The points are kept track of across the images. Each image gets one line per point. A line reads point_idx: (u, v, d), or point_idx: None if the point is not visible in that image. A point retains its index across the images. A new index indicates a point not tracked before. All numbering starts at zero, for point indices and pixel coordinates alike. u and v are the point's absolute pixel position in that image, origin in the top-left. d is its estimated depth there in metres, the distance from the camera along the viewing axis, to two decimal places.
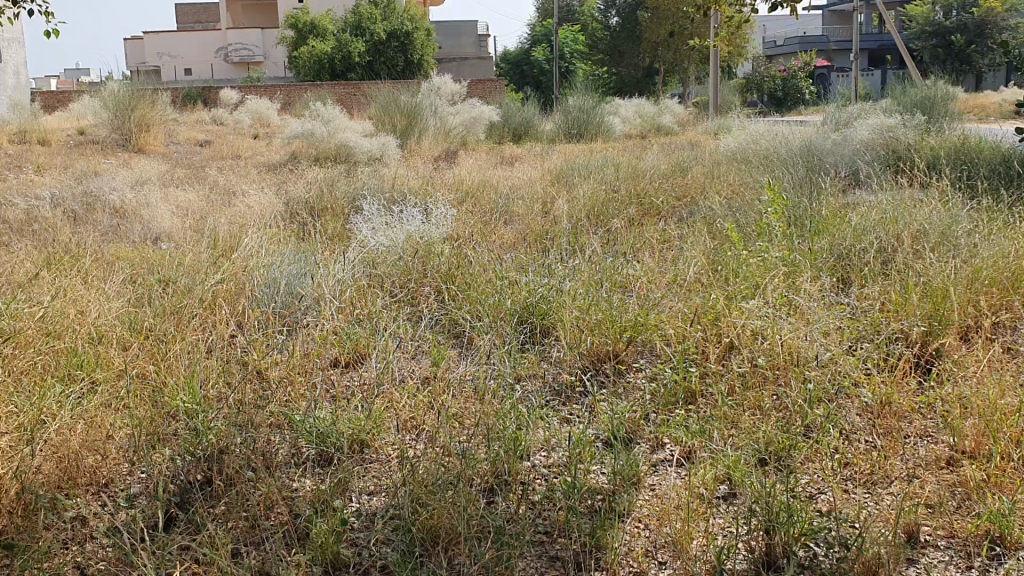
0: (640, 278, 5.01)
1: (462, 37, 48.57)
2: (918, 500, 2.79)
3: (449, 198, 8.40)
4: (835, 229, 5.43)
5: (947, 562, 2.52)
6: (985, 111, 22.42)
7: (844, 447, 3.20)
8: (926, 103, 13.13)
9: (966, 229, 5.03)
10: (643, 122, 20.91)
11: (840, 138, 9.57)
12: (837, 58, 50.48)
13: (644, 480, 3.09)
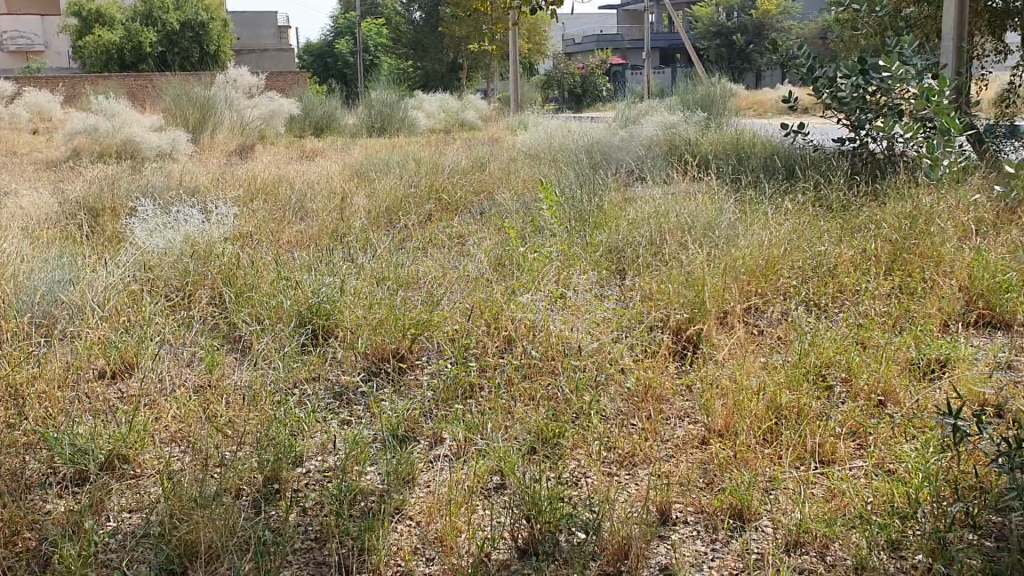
0: (426, 274, 5.00)
1: (262, 29, 47.15)
2: (672, 479, 2.97)
3: (239, 196, 8.12)
4: (614, 223, 5.64)
5: (694, 536, 2.69)
6: (764, 107, 24.12)
7: (609, 431, 3.36)
8: (707, 100, 13.90)
9: (729, 221, 5.37)
10: (446, 117, 21.03)
11: (626, 134, 9.96)
12: (632, 56, 52.69)
13: (418, 477, 3.10)
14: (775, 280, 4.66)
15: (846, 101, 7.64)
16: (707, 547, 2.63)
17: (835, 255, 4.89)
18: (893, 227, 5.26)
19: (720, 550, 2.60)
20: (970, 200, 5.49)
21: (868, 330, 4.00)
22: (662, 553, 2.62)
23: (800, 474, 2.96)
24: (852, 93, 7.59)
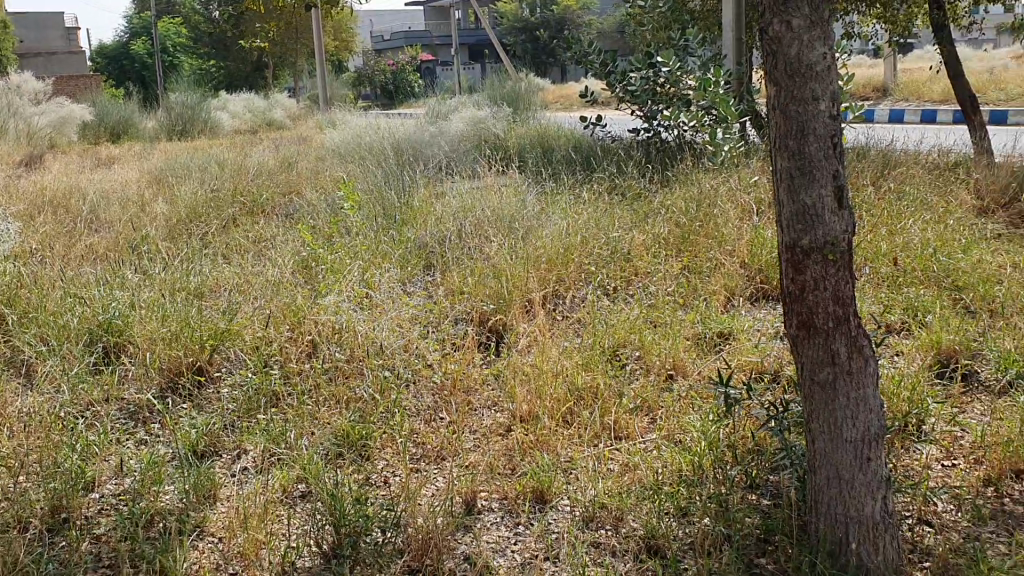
0: (227, 282, 4.85)
1: (48, 31, 44.18)
2: (478, 468, 3.10)
3: (22, 210, 7.57)
4: (421, 219, 5.66)
5: (498, 523, 2.83)
6: (569, 100, 24.79)
7: (417, 427, 3.41)
8: (514, 93, 14.14)
9: (531, 212, 5.51)
10: (252, 117, 20.41)
11: (434, 129, 9.99)
12: (441, 53, 52.91)
13: (219, 491, 3.03)
14: (575, 266, 4.84)
15: (638, 94, 7.95)
16: (510, 532, 2.77)
17: (630, 239, 5.14)
18: (681, 210, 5.55)
19: (522, 534, 2.75)
20: (750, 181, 5.89)
21: (659, 310, 4.27)
22: (465, 542, 2.72)
23: (596, 451, 3.18)
24: (643, 86, 7.92)
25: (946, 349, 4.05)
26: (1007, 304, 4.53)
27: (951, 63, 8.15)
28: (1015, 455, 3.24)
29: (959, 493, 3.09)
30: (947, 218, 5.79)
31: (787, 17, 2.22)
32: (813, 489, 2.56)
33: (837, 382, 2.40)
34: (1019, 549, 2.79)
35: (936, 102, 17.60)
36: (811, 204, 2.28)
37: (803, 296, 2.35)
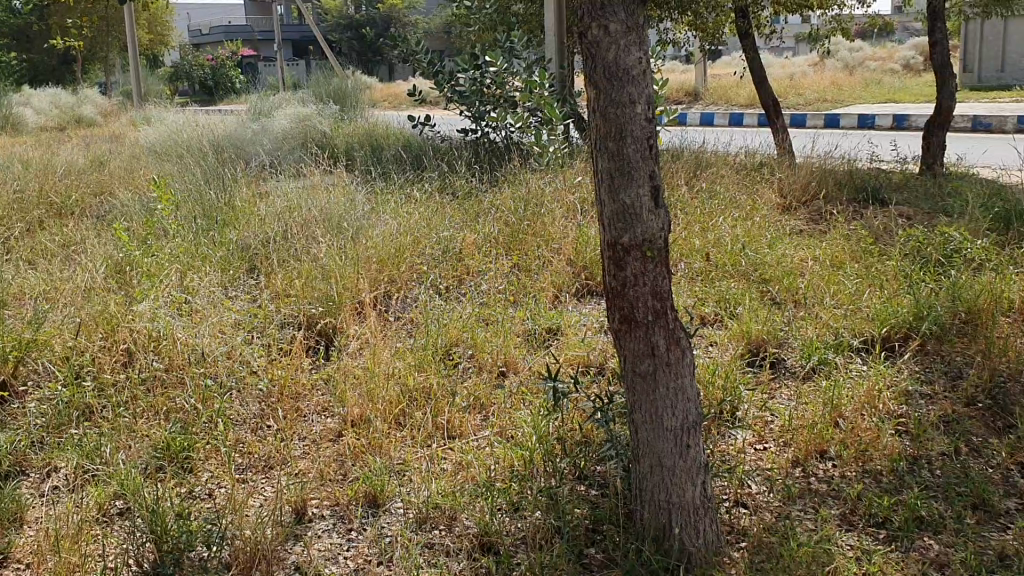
0: (32, 289, 4.53)
1: None
2: (309, 475, 3.05)
3: None
4: (245, 220, 5.46)
5: (329, 530, 2.81)
6: (398, 99, 24.60)
7: (244, 436, 3.32)
8: (341, 90, 13.90)
9: (360, 211, 5.45)
10: (59, 112, 19.14)
11: (257, 127, 9.70)
12: (265, 49, 51.45)
13: (26, 513, 2.84)
14: (405, 266, 4.83)
15: (466, 95, 7.95)
16: (342, 539, 2.76)
17: (460, 238, 5.17)
18: (510, 208, 5.63)
19: (354, 541, 2.75)
20: (574, 181, 6.05)
21: (490, 309, 4.34)
22: (296, 552, 2.68)
23: (429, 452, 3.22)
24: (470, 87, 7.92)
25: (755, 339, 4.30)
26: (808, 295, 4.86)
27: (755, 70, 8.66)
28: (819, 436, 3.49)
29: (770, 475, 3.30)
30: (755, 216, 6.15)
31: (604, 22, 2.30)
32: (637, 477, 2.67)
33: (658, 373, 2.50)
34: (823, 524, 3.00)
35: (743, 106, 18.64)
36: (630, 203, 2.36)
37: (624, 292, 2.44)
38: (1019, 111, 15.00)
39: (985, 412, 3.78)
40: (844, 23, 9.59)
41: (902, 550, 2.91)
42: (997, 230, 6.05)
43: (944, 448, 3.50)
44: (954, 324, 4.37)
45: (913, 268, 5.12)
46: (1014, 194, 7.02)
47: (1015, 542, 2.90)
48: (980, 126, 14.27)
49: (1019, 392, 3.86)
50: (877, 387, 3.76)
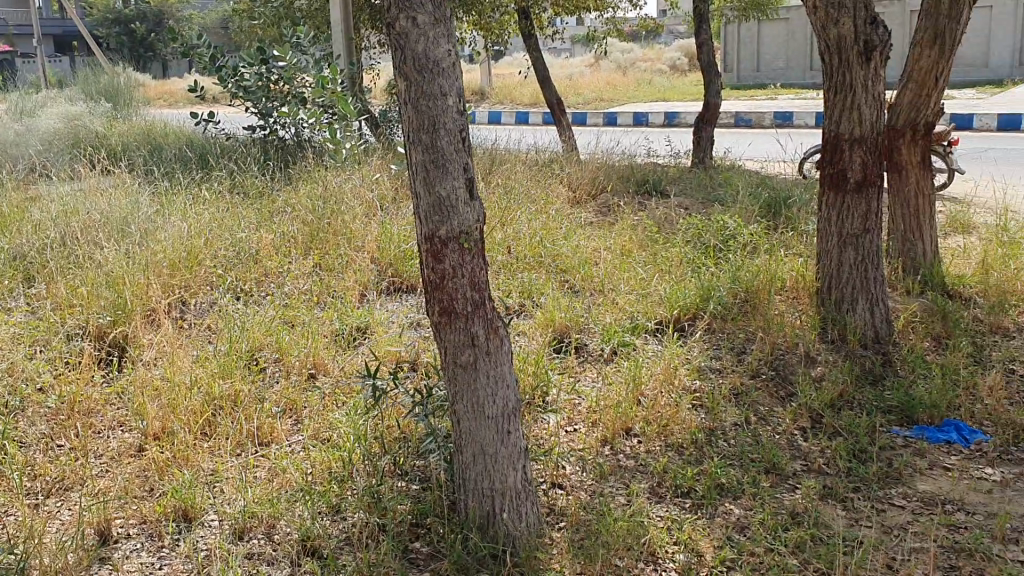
0: None
1: None
2: (110, 494, 2.87)
3: None
4: (14, 226, 5.01)
5: (138, 549, 2.67)
6: (174, 97, 23.33)
7: (32, 458, 3.07)
8: (112, 88, 13.04)
9: (145, 213, 5.14)
10: None
11: (19, 127, 8.93)
12: (19, 45, 47.47)
13: None
14: (200, 271, 4.61)
15: (251, 90, 7.62)
16: (153, 558, 2.63)
17: (257, 239, 5.00)
18: (306, 207, 5.46)
19: (166, 558, 2.62)
20: (371, 178, 5.98)
21: (293, 311, 4.24)
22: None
23: (241, 461, 3.12)
24: (256, 82, 7.61)
25: (560, 326, 4.43)
26: (605, 282, 5.07)
27: (540, 69, 8.90)
28: (624, 414, 3.64)
29: (583, 456, 3.42)
30: (549, 210, 6.33)
31: (412, 13, 2.35)
32: (460, 468, 2.76)
33: (478, 363, 2.60)
34: (635, 498, 3.15)
35: (527, 105, 19.10)
36: (446, 196, 2.45)
37: (443, 284, 2.52)
38: (776, 108, 16.29)
39: (768, 382, 4.09)
40: (619, 24, 10.03)
41: (707, 516, 3.10)
42: (767, 217, 6.54)
43: (736, 418, 3.76)
44: (736, 304, 4.69)
45: (697, 254, 5.45)
46: (778, 183, 7.61)
47: (804, 501, 3.16)
48: (742, 122, 15.35)
49: (797, 363, 4.21)
50: (673, 365, 3.99)
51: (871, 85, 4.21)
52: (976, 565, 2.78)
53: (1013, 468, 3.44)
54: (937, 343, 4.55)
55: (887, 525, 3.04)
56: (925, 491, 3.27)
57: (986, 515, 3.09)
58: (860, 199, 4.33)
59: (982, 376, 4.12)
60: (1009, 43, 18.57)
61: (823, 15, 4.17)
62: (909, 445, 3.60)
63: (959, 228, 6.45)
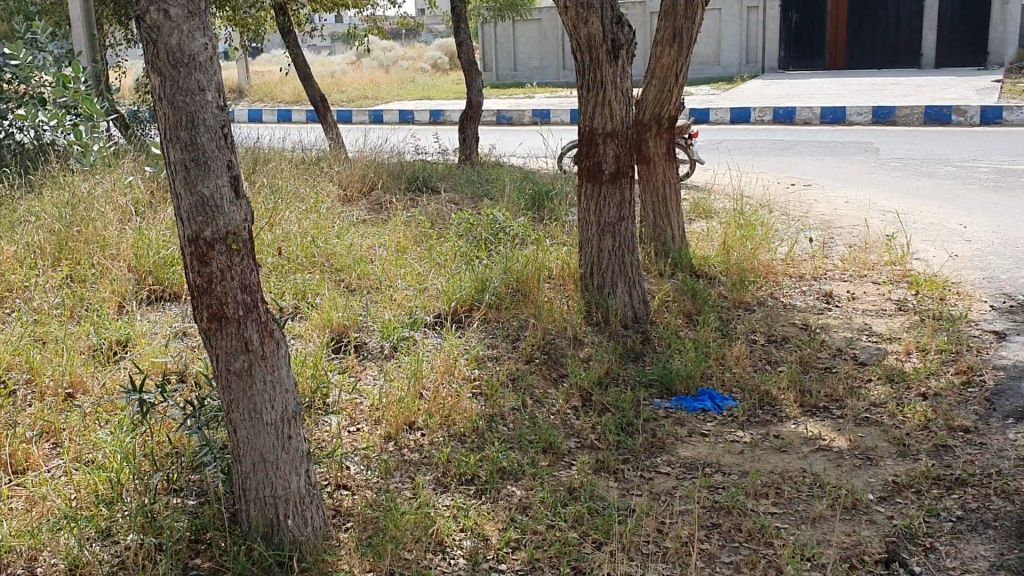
0: None
1: None
2: None
3: None
4: None
5: None
6: None
7: None
8: None
9: None
10: None
11: None
12: None
13: None
14: None
15: None
16: None
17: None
18: (52, 215, 5.04)
19: None
20: (124, 182, 5.65)
21: (44, 327, 3.95)
22: None
23: None
24: None
25: (337, 326, 4.41)
26: (381, 279, 5.08)
27: (301, 67, 8.73)
28: (407, 409, 3.68)
29: (367, 454, 3.42)
30: (317, 209, 6.23)
31: (164, 6, 2.26)
32: (239, 478, 2.69)
33: (253, 368, 2.55)
34: (420, 490, 3.18)
35: (288, 104, 18.63)
36: (209, 196, 2.38)
37: (211, 289, 2.44)
38: (535, 105, 16.86)
39: (542, 366, 4.25)
40: (379, 21, 10.01)
41: (490, 501, 3.18)
42: (532, 209, 6.77)
43: (513, 403, 3.88)
44: (509, 294, 4.84)
45: (468, 247, 5.56)
46: (540, 177, 7.90)
47: (580, 476, 3.32)
48: (503, 119, 15.77)
49: (567, 346, 4.42)
50: (452, 356, 4.07)
51: (620, 81, 4.47)
52: (734, 520, 3.02)
53: (761, 428, 3.76)
54: (690, 320, 4.90)
55: (656, 492, 3.25)
56: (687, 457, 3.52)
57: (740, 473, 3.37)
58: (615, 188, 4.58)
59: (730, 346, 4.48)
60: (736, 43, 20.30)
61: (574, 14, 4.35)
62: (670, 415, 3.86)
63: (703, 214, 6.97)
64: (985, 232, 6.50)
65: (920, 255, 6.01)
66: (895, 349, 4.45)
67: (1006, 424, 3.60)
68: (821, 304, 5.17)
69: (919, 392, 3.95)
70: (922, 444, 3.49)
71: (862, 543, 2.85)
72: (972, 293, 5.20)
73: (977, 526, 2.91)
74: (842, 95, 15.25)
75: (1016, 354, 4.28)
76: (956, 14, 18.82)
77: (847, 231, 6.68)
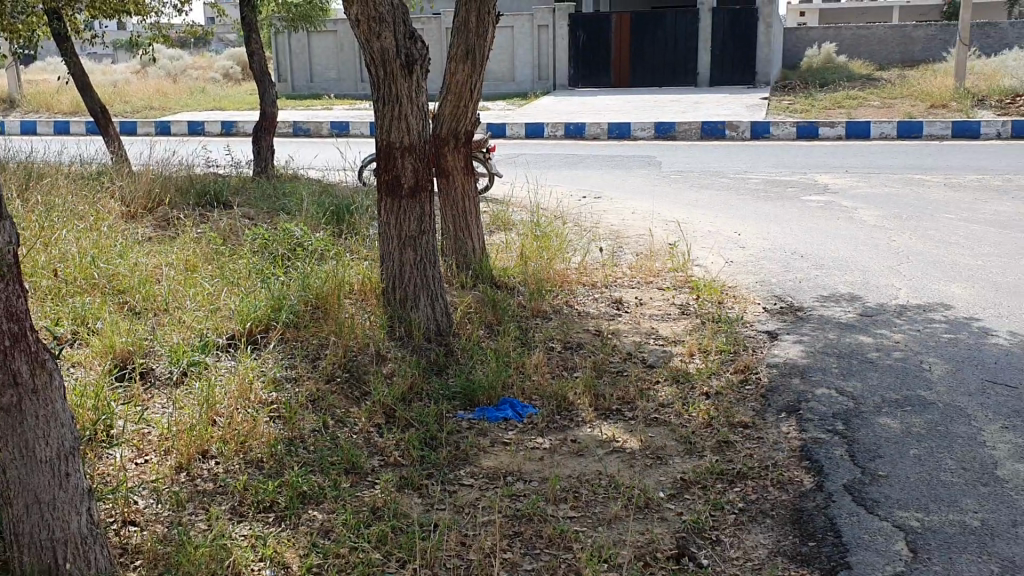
0: None
1: None
2: None
3: None
4: None
5: None
6: None
7: None
8: None
9: None
10: None
11: None
12: None
13: None
14: None
15: None
16: None
17: None
18: None
19: None
20: None
21: None
22: None
23: None
24: None
25: (121, 352, 4.17)
26: (169, 301, 4.84)
27: (78, 76, 8.19)
28: (199, 437, 3.52)
29: (156, 486, 3.25)
30: (99, 227, 5.86)
31: None
32: (11, 522, 2.48)
33: (22, 404, 2.36)
34: (215, 521, 3.06)
35: (65, 115, 17.43)
36: None
37: None
38: (332, 117, 16.62)
39: (342, 385, 4.19)
40: (164, 30, 9.55)
41: (290, 527, 3.10)
42: (331, 224, 6.67)
43: (314, 425, 3.80)
44: (307, 312, 4.73)
45: (264, 264, 5.39)
46: (339, 190, 7.78)
47: (382, 495, 3.28)
48: (299, 131, 15.45)
49: (368, 363, 4.38)
50: (247, 379, 3.93)
51: (415, 96, 4.46)
52: (535, 527, 3.08)
53: (559, 434, 3.86)
54: (490, 330, 4.97)
55: (459, 505, 3.26)
56: (489, 466, 3.56)
57: (540, 480, 3.44)
58: (414, 203, 4.57)
59: (529, 355, 4.58)
60: (529, 61, 21.20)
61: (365, 28, 4.32)
62: (472, 426, 3.89)
63: (501, 225, 7.11)
64: (757, 239, 6.99)
65: (701, 261, 6.39)
66: (680, 350, 4.70)
67: (780, 417, 3.87)
68: (613, 310, 5.39)
69: (702, 391, 4.18)
70: (707, 440, 3.70)
71: (655, 541, 2.97)
72: (747, 296, 5.57)
73: (757, 516, 3.11)
74: (628, 111, 15.99)
75: (786, 351, 4.62)
76: (726, 35, 20.29)
77: (635, 240, 6.99)
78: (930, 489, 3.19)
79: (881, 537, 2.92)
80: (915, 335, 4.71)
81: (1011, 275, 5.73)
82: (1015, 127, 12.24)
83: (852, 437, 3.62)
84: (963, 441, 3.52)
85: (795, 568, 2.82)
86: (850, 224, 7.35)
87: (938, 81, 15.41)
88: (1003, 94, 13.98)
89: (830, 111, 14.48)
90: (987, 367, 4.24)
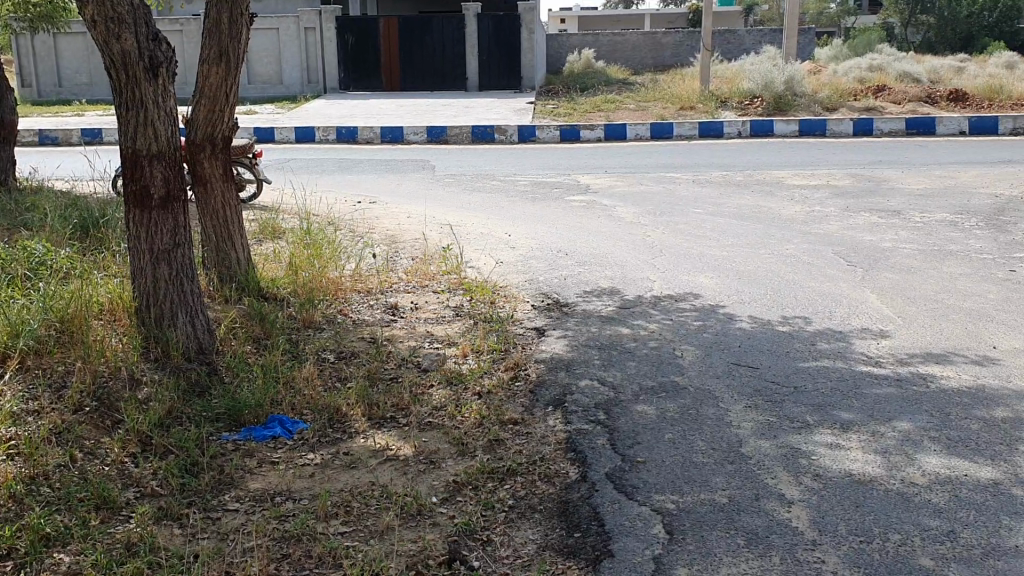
0: None
1: None
2: None
3: None
4: None
5: None
6: None
7: None
8: None
9: None
10: None
11: None
12: None
13: None
14: None
15: None
16: None
17: None
18: None
19: None
20: None
21: None
22: None
23: None
24: None
25: None
26: None
27: None
28: None
29: None
30: None
31: None
32: None
33: None
34: None
35: None
36: None
37: None
38: (84, 124, 15.49)
39: (92, 415, 3.87)
40: None
41: None
42: (79, 238, 6.19)
43: (58, 460, 3.48)
44: (50, 336, 4.34)
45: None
46: (89, 201, 7.24)
47: (138, 530, 3.05)
48: (47, 139, 14.27)
49: (121, 388, 4.08)
50: None
51: (162, 100, 4.17)
52: (304, 547, 2.97)
53: (330, 447, 3.76)
54: (257, 344, 4.77)
55: (224, 532, 3.10)
56: (256, 489, 3.41)
57: (310, 497, 3.33)
58: (166, 214, 4.29)
59: (298, 368, 4.44)
60: (296, 63, 20.55)
61: (102, 29, 3.98)
62: (238, 447, 3.71)
63: (269, 234, 6.86)
64: (525, 238, 7.15)
65: (472, 263, 6.46)
66: (452, 352, 4.71)
67: (547, 412, 3.96)
68: (387, 316, 5.33)
69: (473, 391, 4.21)
70: (478, 440, 3.72)
71: (427, 548, 2.94)
72: (516, 295, 5.68)
73: (525, 512, 3.15)
74: (399, 115, 15.97)
75: (552, 346, 4.73)
76: (491, 40, 20.72)
77: (409, 244, 6.96)
78: (684, 470, 3.36)
79: (640, 522, 3.04)
80: (669, 324, 4.97)
81: (752, 264, 6.18)
82: (753, 126, 13.28)
83: (613, 426, 3.76)
84: (712, 422, 3.73)
85: (563, 561, 2.87)
86: (611, 221, 7.67)
87: (685, 84, 16.42)
88: (743, 95, 15.11)
89: (591, 114, 15.11)
90: (732, 350, 4.53)
